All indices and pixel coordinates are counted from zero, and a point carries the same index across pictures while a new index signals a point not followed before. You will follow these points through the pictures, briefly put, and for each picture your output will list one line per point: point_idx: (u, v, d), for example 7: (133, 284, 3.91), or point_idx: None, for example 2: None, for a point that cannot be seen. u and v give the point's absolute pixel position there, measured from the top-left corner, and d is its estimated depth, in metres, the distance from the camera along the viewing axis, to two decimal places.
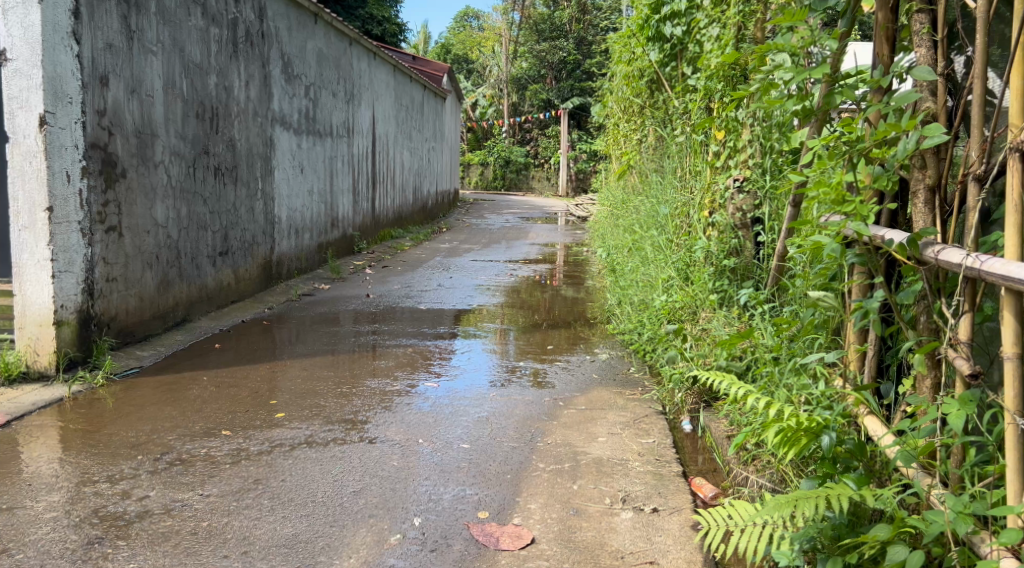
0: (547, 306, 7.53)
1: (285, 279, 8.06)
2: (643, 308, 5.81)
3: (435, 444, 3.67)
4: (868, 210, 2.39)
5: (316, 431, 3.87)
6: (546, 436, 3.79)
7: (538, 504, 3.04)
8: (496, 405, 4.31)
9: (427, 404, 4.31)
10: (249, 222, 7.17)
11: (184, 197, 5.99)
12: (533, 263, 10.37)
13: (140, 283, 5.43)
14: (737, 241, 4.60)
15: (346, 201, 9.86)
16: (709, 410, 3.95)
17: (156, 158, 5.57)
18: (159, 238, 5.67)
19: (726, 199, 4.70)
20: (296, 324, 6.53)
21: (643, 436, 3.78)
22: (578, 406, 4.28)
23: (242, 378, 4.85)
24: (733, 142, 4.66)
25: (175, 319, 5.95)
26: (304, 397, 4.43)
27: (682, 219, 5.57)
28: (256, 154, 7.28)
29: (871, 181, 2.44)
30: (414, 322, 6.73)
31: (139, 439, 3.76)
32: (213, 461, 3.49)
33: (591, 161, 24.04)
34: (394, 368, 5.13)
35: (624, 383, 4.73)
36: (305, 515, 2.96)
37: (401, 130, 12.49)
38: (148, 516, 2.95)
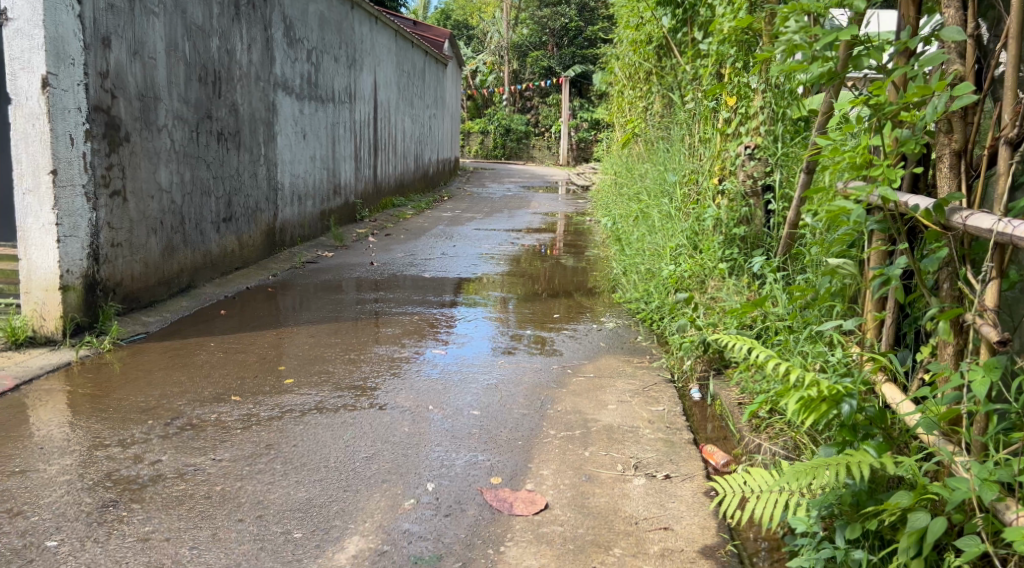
0: (552, 275, 7.52)
1: (288, 246, 8.04)
2: (650, 278, 5.80)
3: (446, 411, 3.67)
4: (896, 175, 2.35)
5: (326, 397, 3.88)
6: (556, 404, 3.79)
7: (551, 470, 3.04)
8: (505, 372, 4.31)
9: (435, 371, 4.32)
10: (252, 188, 7.13)
11: (187, 162, 5.94)
12: (536, 232, 10.34)
13: (145, 249, 5.41)
14: (747, 210, 4.60)
15: (348, 167, 9.81)
16: (720, 378, 3.95)
17: (159, 122, 5.51)
18: (163, 203, 5.63)
19: (737, 166, 4.68)
20: (301, 291, 6.51)
21: (652, 404, 3.78)
22: (587, 373, 4.29)
23: (250, 344, 4.84)
24: (745, 108, 4.64)
25: (180, 285, 5.93)
26: (312, 363, 4.43)
27: (692, 187, 5.62)
28: (259, 119, 7.22)
29: (898, 146, 2.39)
30: (419, 290, 6.72)
31: (149, 404, 3.76)
32: (224, 426, 3.49)
33: (592, 130, 23.90)
34: (401, 335, 5.13)
35: (632, 351, 4.73)
36: (318, 480, 2.96)
37: (402, 96, 12.41)
38: (162, 480, 2.96)
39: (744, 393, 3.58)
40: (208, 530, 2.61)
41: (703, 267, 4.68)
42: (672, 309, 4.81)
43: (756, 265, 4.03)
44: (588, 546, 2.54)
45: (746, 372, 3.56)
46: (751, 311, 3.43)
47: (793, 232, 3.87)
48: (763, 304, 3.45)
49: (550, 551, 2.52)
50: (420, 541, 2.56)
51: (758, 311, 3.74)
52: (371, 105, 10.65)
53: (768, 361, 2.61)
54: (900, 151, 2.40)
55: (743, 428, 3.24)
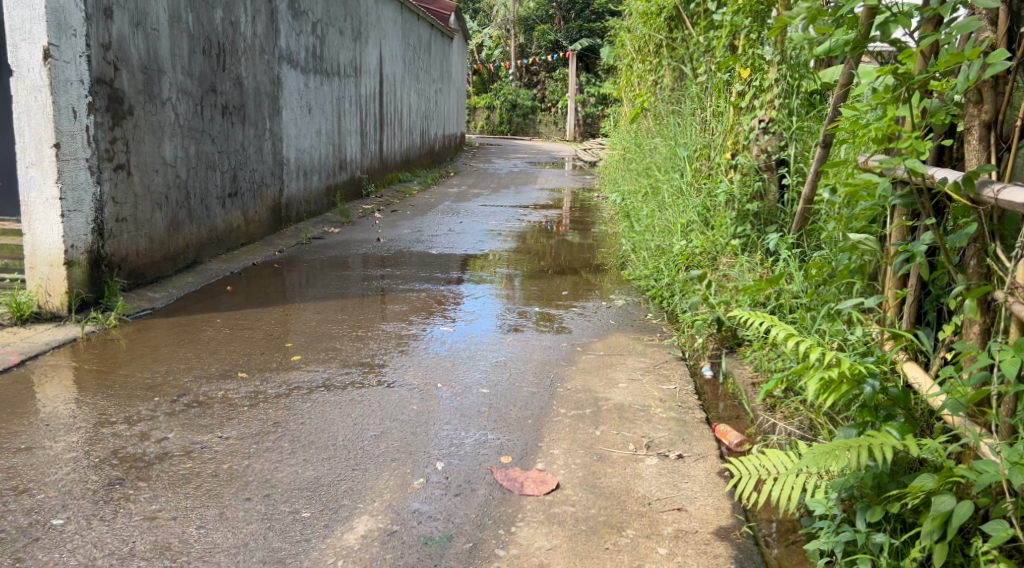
0: (560, 252, 7.45)
1: (294, 221, 7.98)
2: (660, 254, 5.74)
3: (454, 389, 3.63)
4: (925, 146, 2.30)
5: (334, 373, 3.84)
6: (566, 381, 3.74)
7: (562, 450, 3.00)
8: (514, 350, 4.27)
9: (443, 348, 4.28)
10: (257, 163, 7.07)
11: (192, 136, 5.88)
12: (543, 208, 10.27)
13: (150, 224, 5.36)
14: (761, 184, 4.56)
15: (354, 142, 9.73)
16: (732, 355, 3.90)
17: (162, 95, 5.44)
18: (168, 177, 5.57)
19: (750, 140, 4.64)
20: (308, 267, 6.47)
21: (663, 382, 3.74)
22: (597, 351, 4.25)
23: (256, 320, 4.80)
24: (759, 81, 4.62)
25: (186, 261, 5.89)
26: (319, 340, 4.39)
27: (704, 161, 5.61)
28: (264, 93, 7.14)
29: (927, 116, 2.35)
30: (426, 266, 6.66)
31: (155, 381, 3.73)
32: (231, 403, 3.46)
33: (599, 105, 23.73)
34: (408, 312, 5.09)
35: (643, 329, 4.69)
36: (326, 458, 2.92)
37: (408, 70, 12.29)
38: (169, 458, 2.93)
39: (757, 371, 3.53)
40: (215, 509, 2.57)
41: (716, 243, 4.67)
42: (684, 286, 4.79)
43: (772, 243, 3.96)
44: (600, 527, 2.49)
45: (759, 349, 3.51)
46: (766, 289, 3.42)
47: (808, 207, 3.84)
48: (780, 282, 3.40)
49: (562, 532, 2.48)
50: (429, 521, 2.52)
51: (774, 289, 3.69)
52: (377, 79, 10.56)
53: (787, 340, 2.55)
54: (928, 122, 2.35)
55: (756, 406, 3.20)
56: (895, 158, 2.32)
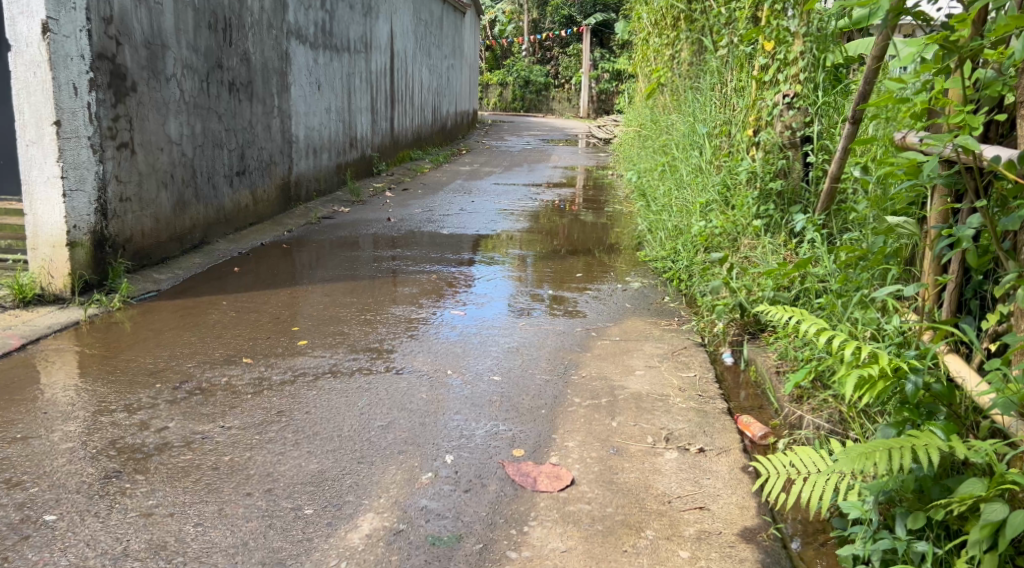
0: (575, 231, 7.29)
1: (304, 200, 7.86)
2: (678, 234, 5.60)
3: (465, 376, 3.51)
4: (978, 121, 2.16)
5: (341, 359, 3.73)
6: (580, 368, 3.62)
7: (577, 442, 2.87)
8: (527, 335, 4.13)
9: (454, 333, 4.15)
10: (266, 141, 6.93)
11: (198, 113, 5.74)
12: (556, 187, 10.08)
13: (155, 204, 5.24)
14: (784, 162, 4.50)
15: (365, 119, 9.58)
16: (754, 342, 3.76)
17: (167, 72, 5.30)
18: (174, 156, 5.44)
19: (774, 116, 4.60)
20: (317, 247, 6.35)
21: (683, 370, 3.60)
22: (613, 336, 4.12)
23: (263, 303, 4.68)
24: (784, 54, 4.49)
25: (193, 241, 5.77)
26: (327, 324, 4.27)
27: (723, 139, 5.47)
28: (272, 69, 6.99)
29: (982, 87, 2.24)
30: (436, 247, 6.52)
31: (157, 366, 3.62)
32: (234, 391, 3.34)
33: (614, 81, 23.44)
34: (418, 295, 4.96)
35: (660, 314, 4.55)
36: (331, 450, 2.80)
37: (420, 46, 12.10)
38: (168, 449, 2.81)
39: (781, 359, 3.39)
40: (215, 505, 2.46)
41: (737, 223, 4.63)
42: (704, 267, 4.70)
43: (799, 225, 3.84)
44: (618, 527, 2.37)
45: (784, 336, 3.36)
46: (792, 272, 3.40)
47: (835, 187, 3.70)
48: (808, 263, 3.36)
49: (577, 533, 2.35)
50: (438, 520, 2.40)
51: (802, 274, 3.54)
52: (388, 54, 10.38)
53: (818, 332, 2.40)
54: (982, 95, 2.24)
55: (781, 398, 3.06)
56: (945, 134, 2.21)
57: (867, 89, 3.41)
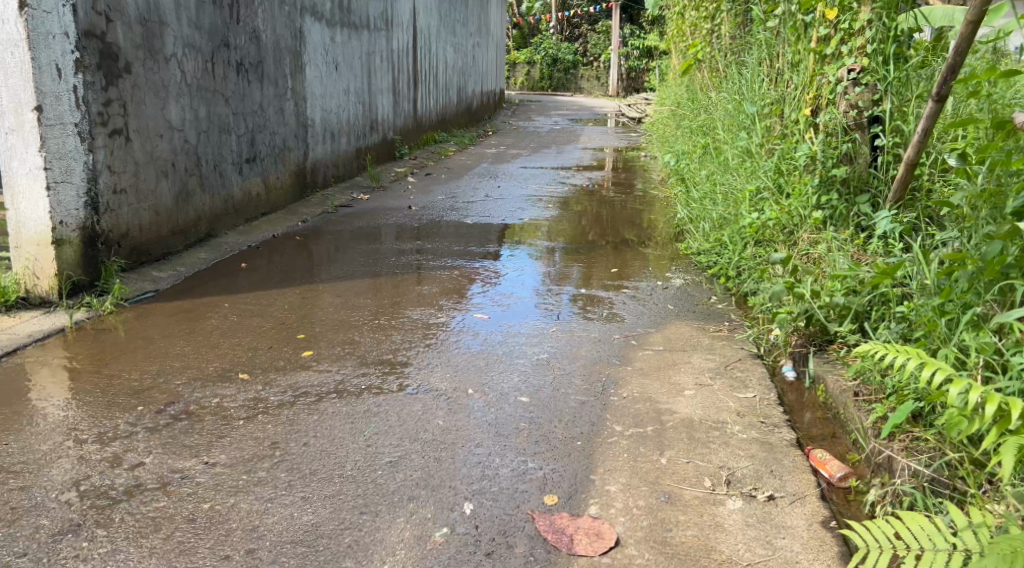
0: (609, 219, 6.79)
1: (321, 186, 7.43)
2: (725, 225, 5.13)
3: (488, 397, 3.08)
4: None
5: (348, 376, 3.30)
6: (621, 387, 3.17)
7: (619, 486, 2.43)
8: (558, 343, 3.69)
9: (477, 342, 3.70)
10: (278, 125, 6.50)
11: (203, 96, 5.32)
12: (586, 170, 9.57)
13: (155, 195, 4.82)
14: (849, 146, 4.07)
15: (386, 101, 9.13)
16: (822, 355, 3.28)
17: (166, 51, 4.87)
18: (175, 143, 5.02)
19: (837, 94, 4.17)
20: (334, 240, 5.94)
21: (741, 390, 3.14)
22: (656, 347, 3.67)
23: (269, 304, 4.27)
24: (848, 23, 4.08)
25: (199, 235, 5.37)
26: (337, 330, 3.85)
27: (776, 120, 4.98)
28: (285, 48, 6.55)
29: None
30: (459, 238, 6.07)
31: (142, 384, 3.18)
32: (225, 415, 2.92)
33: (644, 58, 22.76)
34: (439, 294, 4.53)
35: (707, 317, 4.09)
36: (329, 495, 2.38)
37: (445, 24, 11.61)
38: (141, 492, 2.40)
39: (857, 379, 2.91)
40: None
41: (793, 212, 4.29)
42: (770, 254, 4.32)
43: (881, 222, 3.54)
44: None
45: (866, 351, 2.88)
46: (879, 279, 3.03)
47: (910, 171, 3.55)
48: (898, 267, 3.01)
49: None
50: None
51: (885, 280, 3.06)
52: (410, 32, 9.90)
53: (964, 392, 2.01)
54: None
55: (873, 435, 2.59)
56: None
57: (956, 61, 3.17)
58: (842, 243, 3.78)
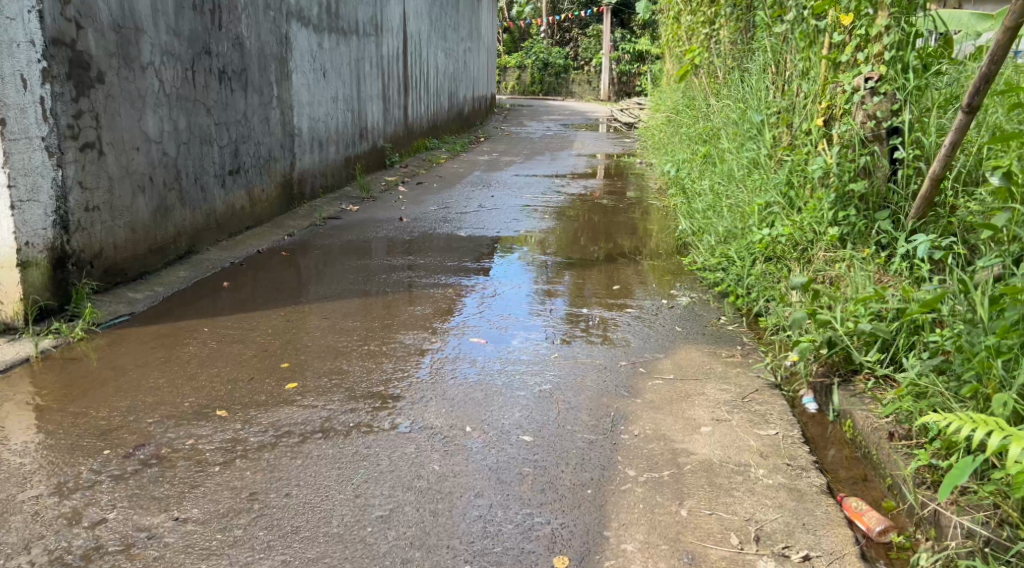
0: (608, 230, 6.54)
1: (308, 198, 7.17)
2: (731, 239, 4.90)
3: (488, 436, 2.83)
4: None
5: (336, 412, 3.04)
6: (631, 424, 2.94)
7: (637, 545, 2.27)
8: (561, 372, 3.44)
9: (474, 371, 3.45)
10: (263, 135, 6.23)
11: (182, 106, 5.06)
12: (581, 177, 9.34)
13: (131, 211, 4.56)
14: (868, 159, 3.84)
15: (376, 108, 8.87)
16: (847, 387, 3.05)
17: (142, 59, 4.61)
18: (153, 155, 4.75)
19: (854, 104, 3.96)
20: (322, 255, 5.68)
21: (762, 426, 2.90)
22: (666, 375, 3.43)
23: (252, 328, 4.02)
24: (864, 29, 3.88)
25: (178, 252, 5.10)
26: (325, 358, 3.60)
27: (785, 130, 4.76)
28: (270, 55, 6.29)
29: None
30: (452, 252, 5.81)
31: (111, 423, 2.92)
32: (199, 460, 2.66)
33: (636, 62, 22.55)
34: (432, 315, 4.28)
35: (718, 341, 3.85)
36: (313, 560, 2.21)
37: (436, 28, 11.36)
38: (100, 558, 2.22)
39: (892, 419, 2.69)
40: None
41: (806, 228, 4.06)
42: (787, 276, 4.07)
43: (919, 247, 3.30)
44: None
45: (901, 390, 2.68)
46: (917, 310, 2.81)
47: (936, 187, 3.44)
48: (940, 299, 2.75)
49: None
50: None
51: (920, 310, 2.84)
52: (401, 37, 9.65)
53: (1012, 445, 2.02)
54: None
55: (918, 487, 2.36)
56: None
57: (990, 70, 3.01)
58: (864, 266, 3.54)
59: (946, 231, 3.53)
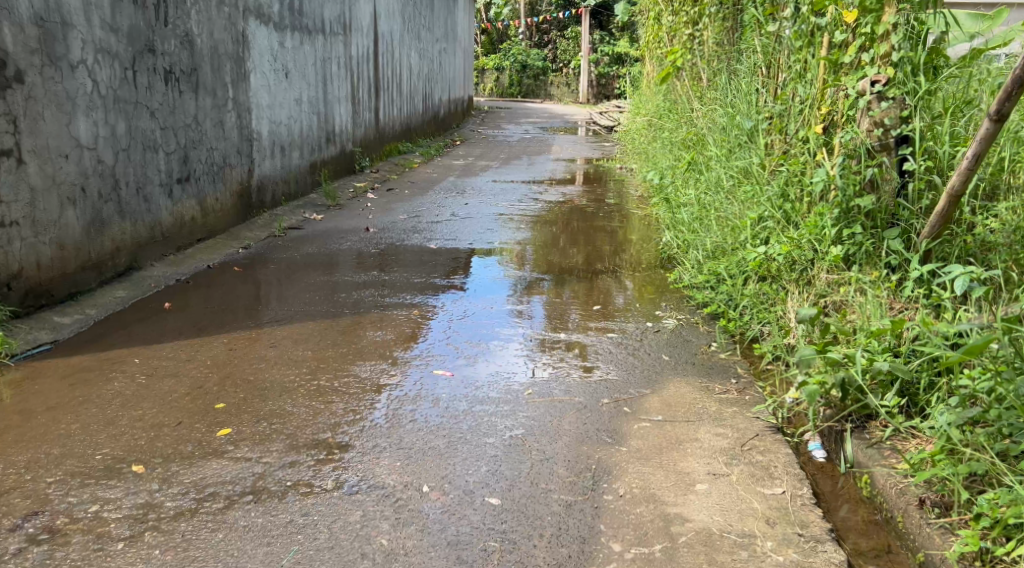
0: (590, 241, 6.11)
1: (269, 207, 6.71)
2: (720, 255, 4.50)
3: (448, 499, 2.43)
4: None
5: (272, 467, 2.62)
6: (614, 481, 2.54)
7: None
8: (535, 414, 3.02)
9: (435, 413, 3.02)
10: (217, 139, 5.77)
11: (121, 109, 4.60)
12: (560, 183, 8.92)
13: (58, 226, 4.12)
14: (875, 171, 3.43)
15: (343, 111, 8.41)
16: (862, 435, 2.66)
17: (72, 57, 4.18)
18: (86, 163, 4.30)
19: (858, 110, 3.54)
20: (280, 269, 5.23)
21: (768, 484, 2.50)
22: (653, 416, 3.02)
23: (189, 358, 3.58)
24: (869, 27, 3.48)
25: (118, 269, 4.64)
26: (267, 397, 3.16)
27: (781, 136, 4.36)
28: (224, 54, 5.83)
29: None
30: (421, 267, 5.37)
31: (4, 484, 2.51)
32: (101, 534, 2.30)
33: (614, 65, 22.23)
34: (393, 342, 3.85)
35: (709, 373, 3.45)
36: None
37: (409, 28, 10.92)
38: None
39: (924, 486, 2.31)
40: None
41: (805, 246, 3.68)
42: (785, 299, 3.68)
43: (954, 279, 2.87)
44: None
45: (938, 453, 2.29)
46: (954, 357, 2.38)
47: (954, 205, 3.08)
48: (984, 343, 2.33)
49: None
50: None
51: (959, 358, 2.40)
52: (371, 37, 9.20)
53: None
54: None
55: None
56: None
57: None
58: (875, 292, 3.15)
59: (963, 253, 3.19)
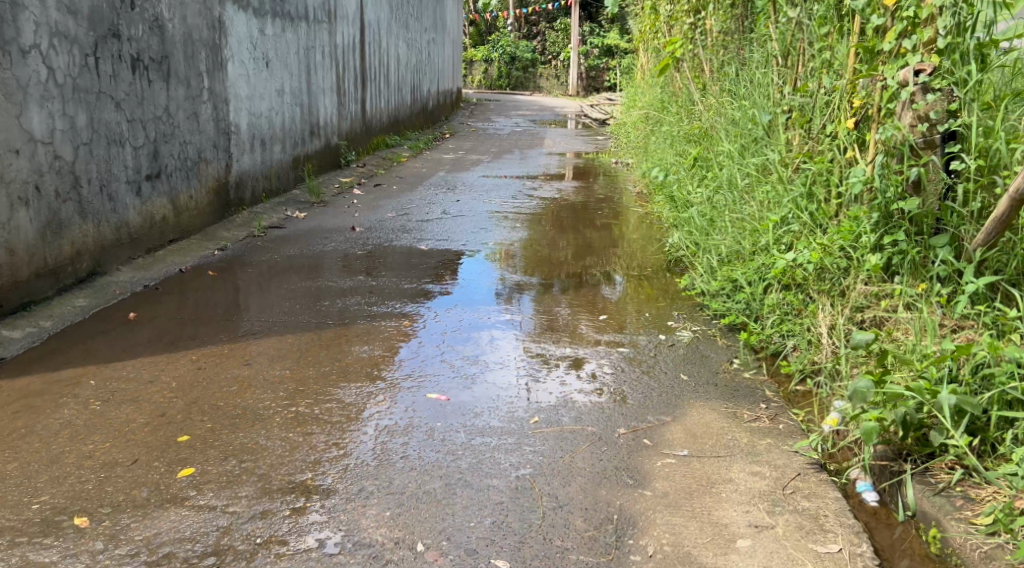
0: (590, 239, 5.72)
1: (249, 205, 6.29)
2: (737, 260, 4.13)
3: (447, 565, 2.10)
4: None
5: (239, 519, 2.26)
6: (639, 538, 2.19)
7: None
8: (543, 449, 2.64)
9: (428, 448, 2.64)
10: (191, 132, 5.35)
11: (82, 99, 4.20)
12: (554, 179, 8.53)
13: (7, 228, 3.73)
14: (920, 172, 3.08)
15: (328, 102, 7.99)
16: (925, 478, 2.32)
17: (20, 41, 3.78)
18: (39, 159, 3.90)
19: (901, 104, 3.19)
20: (259, 272, 4.84)
21: (821, 540, 2.19)
22: (678, 450, 2.66)
23: (151, 379, 3.19)
24: (911, 10, 3.11)
25: (79, 274, 4.24)
26: (237, 427, 2.78)
27: (806, 131, 3.99)
28: (199, 41, 5.40)
29: None
30: (411, 271, 4.98)
31: None
32: None
33: (604, 57, 21.89)
34: (381, 358, 3.47)
35: (735, 397, 3.08)
36: None
37: (396, 16, 10.47)
38: None
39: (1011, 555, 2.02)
40: None
41: (838, 253, 3.32)
42: (814, 311, 3.32)
43: None
44: None
45: None
46: None
47: (1015, 210, 2.72)
48: None
49: None
50: None
51: None
52: (357, 25, 8.76)
53: None
54: None
55: None
56: None
57: None
58: (925, 310, 2.80)
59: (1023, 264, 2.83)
